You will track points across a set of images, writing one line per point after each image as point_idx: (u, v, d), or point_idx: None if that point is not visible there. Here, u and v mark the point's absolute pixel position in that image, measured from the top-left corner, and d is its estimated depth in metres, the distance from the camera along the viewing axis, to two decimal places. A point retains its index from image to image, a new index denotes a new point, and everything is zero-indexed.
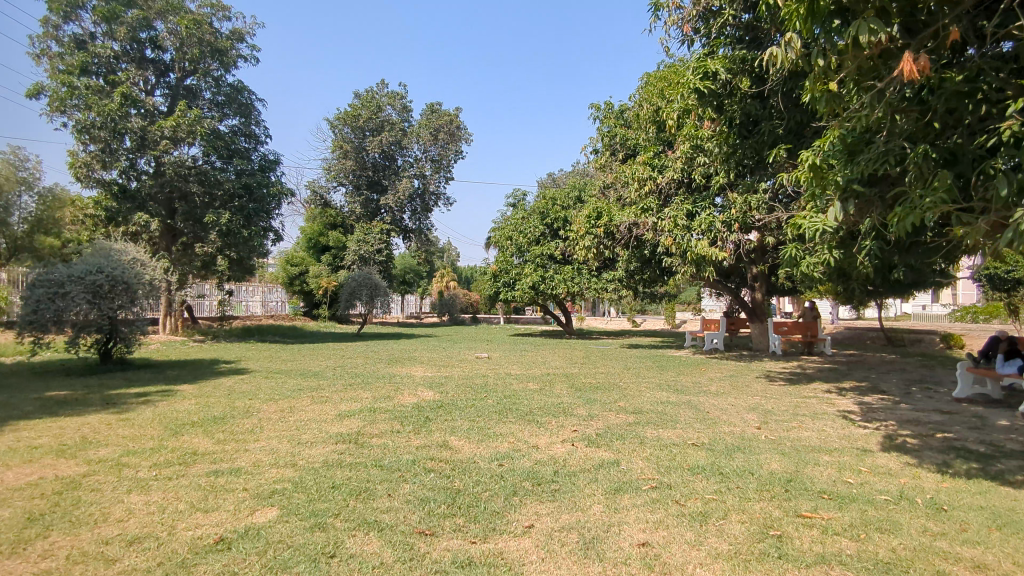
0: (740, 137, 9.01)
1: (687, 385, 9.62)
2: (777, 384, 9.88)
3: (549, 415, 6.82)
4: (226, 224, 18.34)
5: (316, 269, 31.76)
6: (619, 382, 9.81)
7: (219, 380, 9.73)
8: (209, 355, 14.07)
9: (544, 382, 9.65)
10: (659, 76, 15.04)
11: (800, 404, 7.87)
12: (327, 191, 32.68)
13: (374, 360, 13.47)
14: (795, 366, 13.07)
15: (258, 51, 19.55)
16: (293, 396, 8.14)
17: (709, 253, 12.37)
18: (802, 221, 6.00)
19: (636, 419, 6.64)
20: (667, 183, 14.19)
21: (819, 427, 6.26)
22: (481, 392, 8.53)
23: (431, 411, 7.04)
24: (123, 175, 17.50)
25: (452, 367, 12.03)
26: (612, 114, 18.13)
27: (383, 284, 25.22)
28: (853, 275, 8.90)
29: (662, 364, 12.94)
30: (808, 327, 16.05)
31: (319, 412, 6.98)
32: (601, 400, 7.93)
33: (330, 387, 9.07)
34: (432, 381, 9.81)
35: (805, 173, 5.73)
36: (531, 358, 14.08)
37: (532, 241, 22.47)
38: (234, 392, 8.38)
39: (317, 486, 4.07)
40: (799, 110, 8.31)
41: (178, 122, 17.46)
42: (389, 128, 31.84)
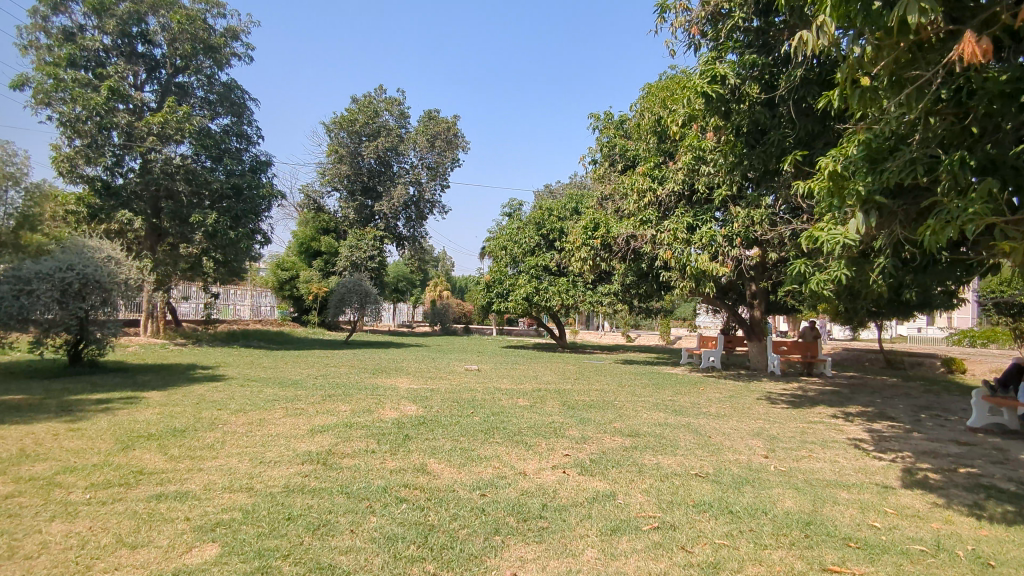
0: (748, 147, 8.58)
1: (686, 406, 9.12)
2: (779, 408, 9.41)
3: (538, 436, 6.32)
4: (212, 225, 17.80)
5: (306, 275, 31.28)
6: (614, 400, 9.31)
7: (191, 386, 9.19)
8: (188, 360, 13.52)
9: (535, 399, 9.14)
10: (661, 86, 14.69)
11: (807, 430, 7.40)
12: (321, 195, 32.24)
13: (359, 370, 12.94)
14: (796, 388, 12.61)
15: (252, 50, 19.17)
16: (266, 407, 7.62)
17: (709, 268, 11.95)
18: (818, 233, 5.55)
19: (633, 443, 6.15)
20: (667, 195, 13.74)
21: (832, 458, 5.77)
22: (467, 408, 8.03)
23: (412, 427, 6.54)
24: (107, 171, 16.97)
25: (439, 379, 11.50)
26: (612, 124, 17.78)
27: (374, 292, 24.71)
28: (865, 295, 8.43)
29: (658, 382, 12.46)
30: (808, 347, 15.64)
31: (290, 425, 6.47)
32: (594, 420, 7.43)
33: (308, 398, 8.53)
34: (417, 394, 9.29)
35: (824, 180, 5.30)
36: (522, 372, 13.57)
37: (527, 252, 22.03)
38: (203, 401, 7.84)
39: (269, 517, 3.53)
40: (812, 119, 7.89)
41: (167, 118, 16.96)
42: (385, 133, 31.50)
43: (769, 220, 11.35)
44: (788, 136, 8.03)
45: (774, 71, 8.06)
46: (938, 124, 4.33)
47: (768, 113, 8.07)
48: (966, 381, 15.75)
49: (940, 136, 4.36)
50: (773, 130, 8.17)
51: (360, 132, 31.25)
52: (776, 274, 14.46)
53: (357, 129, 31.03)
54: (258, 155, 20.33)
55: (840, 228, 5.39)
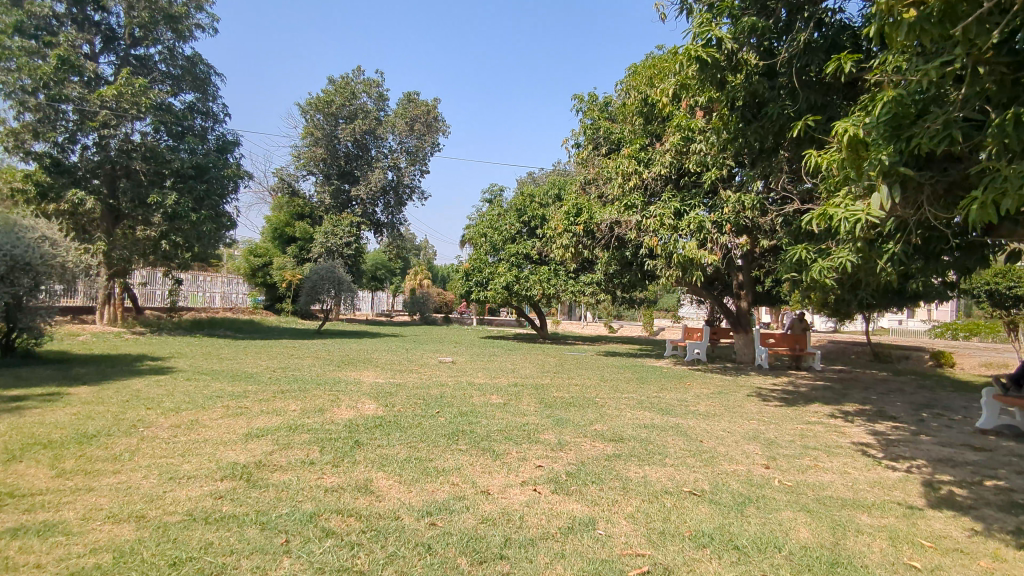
0: (744, 122, 7.83)
1: (673, 404, 8.42)
2: (772, 405, 8.77)
3: (509, 441, 5.58)
4: (172, 207, 16.54)
5: (280, 261, 29.75)
6: (595, 397, 8.56)
7: (129, 380, 8.29)
8: (140, 351, 12.58)
9: (509, 396, 8.37)
10: (648, 65, 13.94)
11: (806, 432, 6.74)
12: (296, 179, 31.11)
13: (324, 361, 12.10)
14: (786, 383, 12.03)
15: (217, 21, 18.05)
16: (205, 405, 6.75)
17: (697, 256, 11.26)
18: (831, 210, 4.82)
19: (617, 450, 5.40)
20: (654, 179, 12.99)
21: (841, 469, 5.10)
22: (433, 407, 7.23)
23: (365, 431, 5.74)
24: (58, 147, 15.70)
25: (409, 373, 10.69)
26: (596, 106, 17.00)
27: (348, 279, 23.76)
28: (865, 285, 7.79)
29: (642, 376, 11.78)
30: (796, 340, 15.09)
31: (224, 428, 5.61)
32: (574, 422, 6.66)
33: (257, 394, 7.68)
34: (380, 390, 8.48)
35: (843, 146, 4.61)
36: (499, 365, 12.77)
37: (508, 239, 21.24)
38: (135, 398, 6.96)
39: (148, 563, 2.72)
40: (816, 93, 7.25)
41: (121, 90, 15.74)
42: (363, 116, 30.49)
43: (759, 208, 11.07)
44: (791, 109, 7.34)
45: (773, 38, 7.39)
46: (988, 76, 3.66)
47: (770, 84, 7.38)
48: (958, 376, 15.25)
49: (989, 90, 3.71)
50: (770, 104, 7.50)
51: (337, 114, 30.22)
52: (765, 262, 13.90)
53: (334, 111, 29.98)
54: (223, 135, 19.19)
55: (857, 203, 4.67)
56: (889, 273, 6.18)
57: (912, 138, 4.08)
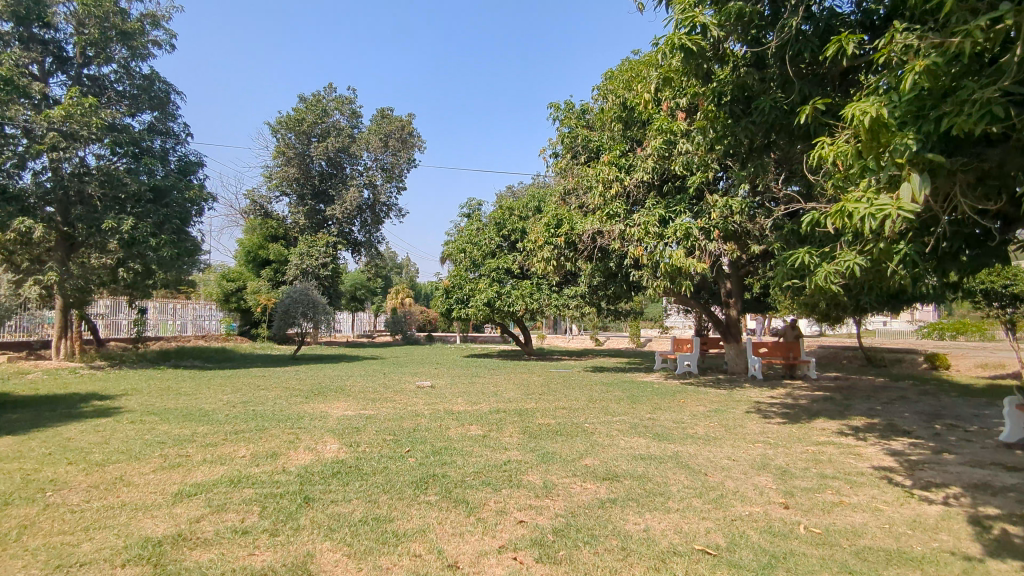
0: (733, 118, 7.27)
1: (668, 427, 7.71)
2: (775, 423, 8.09)
3: (487, 486, 4.83)
4: (130, 232, 15.56)
5: (255, 285, 28.68)
6: (585, 424, 7.81)
7: (63, 426, 7.36)
8: (89, 389, 11.52)
9: (490, 426, 7.57)
10: (624, 69, 13.40)
11: (820, 457, 6.08)
12: (269, 200, 30.22)
13: (292, 393, 11.19)
14: (785, 395, 11.39)
15: (174, 36, 17.25)
16: (140, 455, 5.89)
17: (687, 265, 10.64)
18: (848, 201, 4.17)
19: (612, 494, 4.66)
20: (636, 186, 12.45)
21: (872, 505, 4.44)
22: (404, 444, 6.43)
23: (319, 481, 4.96)
24: (4, 173, 14.62)
25: (384, 402, 9.84)
26: (573, 114, 16.41)
27: (322, 302, 22.78)
28: (869, 290, 7.20)
29: (635, 395, 11.03)
30: (789, 348, 14.50)
31: (152, 486, 4.77)
32: (561, 456, 5.91)
33: (206, 437, 6.82)
34: (346, 425, 7.66)
35: (863, 130, 4.03)
36: (482, 389, 11.91)
37: (487, 254, 20.49)
38: (61, 449, 6.08)
39: None
40: (810, 82, 6.72)
41: (70, 111, 14.80)
42: (335, 134, 29.77)
43: (748, 212, 10.81)
44: (783, 101, 6.81)
45: (762, 25, 6.82)
46: None
47: (759, 75, 6.86)
48: (957, 379, 14.69)
49: None
50: (760, 96, 6.98)
51: (309, 132, 29.45)
52: (753, 267, 13.43)
53: (306, 129, 29.21)
54: (186, 155, 18.34)
55: (881, 196, 3.94)
56: (902, 277, 5.60)
57: (949, 119, 3.52)
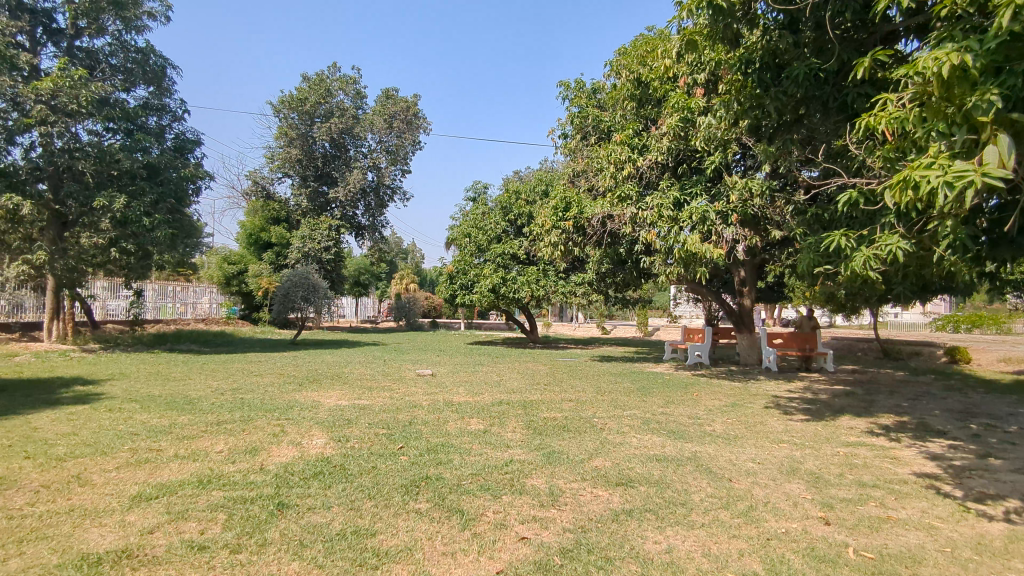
0: (761, 89, 6.68)
1: (684, 424, 7.14)
2: (798, 421, 7.51)
3: (485, 493, 4.28)
4: (121, 211, 15.00)
5: (256, 269, 28.18)
6: (593, 419, 7.26)
7: (34, 415, 6.87)
8: (76, 373, 11.03)
9: (491, 420, 7.03)
10: (638, 44, 12.75)
11: (853, 460, 5.50)
12: (271, 182, 29.67)
13: (287, 380, 10.70)
14: (803, 389, 10.81)
15: (169, 8, 16.67)
16: (108, 449, 5.37)
17: (702, 249, 10.03)
18: (912, 168, 3.59)
19: (626, 504, 4.11)
20: (649, 167, 11.82)
21: (925, 522, 3.87)
22: (397, 440, 5.88)
23: (297, 483, 4.43)
24: None
25: (380, 391, 9.33)
26: (584, 93, 15.78)
27: (322, 285, 22.22)
28: (906, 279, 6.59)
29: (645, 387, 10.47)
30: (806, 339, 13.87)
31: (111, 488, 4.25)
32: (569, 457, 5.36)
33: (187, 428, 6.32)
34: (337, 417, 7.14)
35: (939, 85, 3.49)
36: (485, 378, 11.38)
37: (493, 239, 19.90)
38: (26, 441, 5.58)
39: None
40: (849, 48, 6.14)
41: (59, 83, 14.21)
42: (339, 114, 29.09)
43: (768, 195, 10.22)
44: (818, 68, 6.23)
45: None
46: None
47: (793, 39, 6.25)
48: (981, 375, 14.03)
49: None
50: (793, 63, 6.40)
51: (312, 113, 28.80)
52: (769, 256, 12.82)
53: (309, 109, 28.57)
54: (183, 133, 17.77)
55: (957, 162, 3.37)
56: (953, 264, 4.96)
57: None
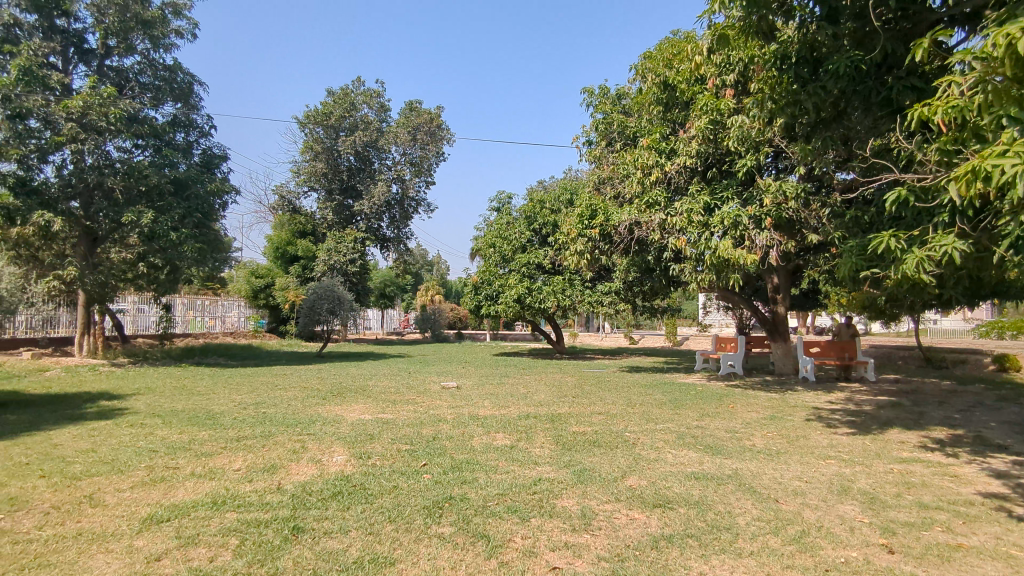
0: (800, 86, 6.38)
1: (722, 439, 6.77)
2: (843, 434, 7.08)
3: (513, 516, 3.99)
4: (149, 225, 15.12)
5: (283, 282, 28.36)
6: (626, 434, 6.93)
7: (57, 431, 6.79)
8: (103, 388, 11.03)
9: (519, 435, 6.74)
10: (664, 47, 12.47)
11: (910, 478, 5.09)
12: (298, 196, 29.94)
13: (311, 394, 10.54)
14: (845, 400, 10.30)
15: (196, 26, 16.90)
16: (124, 467, 5.22)
17: (735, 255, 9.66)
18: (983, 158, 3.43)
19: (666, 528, 3.78)
20: (678, 172, 11.47)
21: (1002, 550, 3.48)
22: (420, 457, 5.63)
23: (315, 504, 4.20)
24: (24, 166, 14.27)
25: (404, 405, 9.11)
26: (608, 99, 15.54)
27: (347, 297, 22.18)
28: (958, 283, 6.19)
29: (677, 399, 10.08)
30: (845, 347, 13.31)
31: (122, 510, 4.06)
32: (601, 475, 5.05)
33: (206, 445, 6.15)
34: (360, 432, 6.92)
35: (1005, 67, 3.35)
36: (511, 390, 11.09)
37: (518, 249, 19.67)
38: (44, 458, 5.46)
39: None
40: (894, 39, 5.82)
41: (88, 101, 14.37)
42: (363, 128, 29.24)
43: (803, 198, 9.82)
44: (860, 60, 5.90)
45: None
46: None
47: (833, 30, 5.94)
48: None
49: None
50: (832, 56, 6.08)
51: (337, 126, 29.01)
52: (804, 262, 12.34)
53: (333, 123, 28.79)
54: (210, 148, 17.93)
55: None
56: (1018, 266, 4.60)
57: None
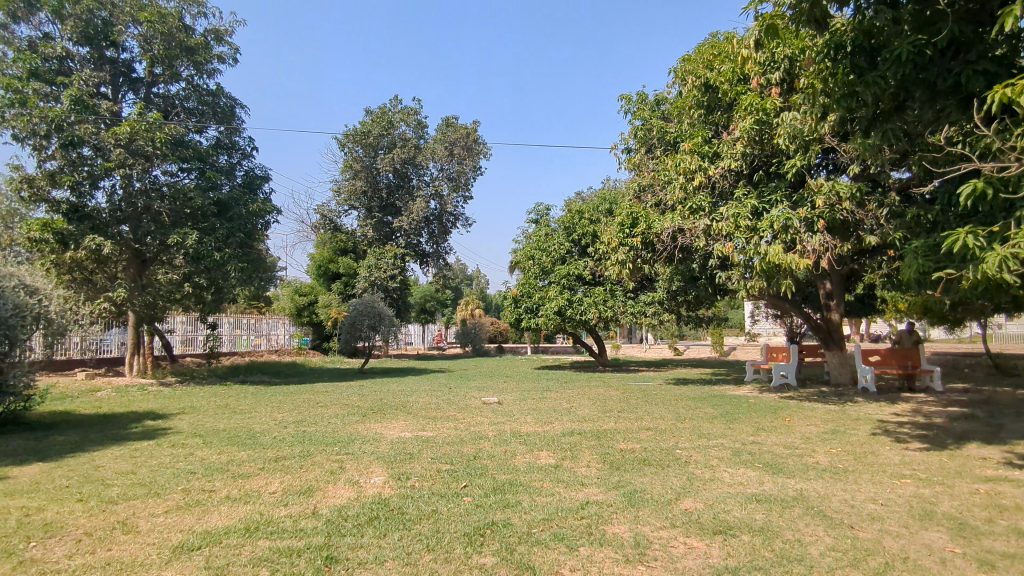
0: (857, 76, 5.96)
1: (781, 456, 6.33)
2: (916, 450, 6.54)
3: (561, 545, 3.69)
4: (194, 246, 15.39)
5: (326, 299, 28.71)
6: (676, 451, 6.55)
7: (100, 452, 6.80)
8: (150, 407, 11.15)
9: (563, 453, 6.44)
10: (704, 49, 12.11)
11: (998, 500, 4.61)
12: (339, 215, 30.35)
13: (351, 411, 10.45)
14: (912, 412, 9.65)
15: (237, 50, 17.27)
16: (161, 490, 5.11)
17: (787, 259, 9.19)
18: None
19: (730, 560, 3.43)
20: (722, 176, 11.05)
21: None
22: (460, 478, 5.38)
23: (351, 531, 3.98)
24: (76, 192, 14.68)
25: (444, 422, 8.90)
26: (647, 106, 15.22)
27: (387, 313, 22.23)
28: None
29: (729, 412, 9.59)
30: (907, 356, 12.58)
31: (155, 537, 3.91)
32: (653, 498, 4.70)
33: (245, 466, 6.03)
34: (399, 451, 6.73)
35: None
36: (555, 405, 10.77)
37: (558, 261, 19.38)
38: (85, 481, 5.41)
39: None
40: (962, 20, 5.40)
41: (136, 127, 14.71)
42: (402, 145, 29.51)
43: (859, 198, 9.30)
44: (924, 44, 5.48)
45: None
46: None
47: (893, 15, 5.53)
48: None
49: None
50: (892, 43, 5.69)
51: (375, 145, 29.37)
52: (859, 267, 11.72)
53: (372, 141, 29.16)
54: (252, 170, 18.26)
55: None
56: None
57: None
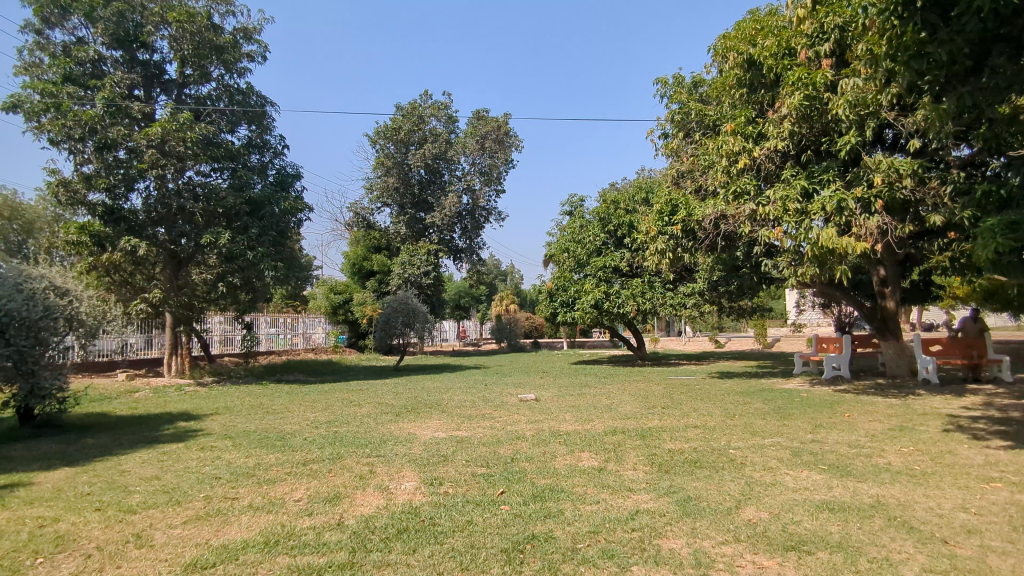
0: (929, 34, 5.33)
1: (847, 457, 5.76)
2: (998, 449, 5.90)
3: (611, 566, 3.25)
4: (227, 246, 15.34)
5: (360, 297, 28.72)
6: (730, 451, 6.03)
7: (128, 456, 6.62)
8: (184, 407, 11.08)
9: (607, 454, 6.00)
10: (747, 25, 11.43)
11: None
12: (371, 212, 30.30)
13: (385, 410, 10.16)
14: (984, 404, 8.90)
15: (265, 48, 17.16)
16: (182, 497, 4.85)
17: (842, 243, 8.53)
18: None
19: None
20: (768, 157, 10.39)
21: None
22: (497, 484, 4.98)
23: (379, 546, 3.61)
24: (111, 194, 14.79)
25: (481, 421, 8.55)
26: (684, 89, 14.58)
27: (421, 310, 21.99)
28: None
29: (782, 407, 8.98)
30: (971, 345, 11.72)
31: (167, 553, 3.61)
32: (710, 506, 4.24)
33: (270, 470, 5.75)
34: (433, 453, 6.37)
35: None
36: (594, 402, 10.34)
37: (593, 253, 18.84)
38: (106, 488, 5.19)
39: None
40: None
41: (167, 127, 14.71)
42: (433, 140, 29.29)
43: (921, 175, 8.58)
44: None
45: None
46: None
47: None
48: None
49: None
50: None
51: (406, 140, 29.22)
52: (919, 250, 10.92)
53: (403, 137, 29.00)
54: (284, 168, 18.20)
55: None
56: None
57: None
